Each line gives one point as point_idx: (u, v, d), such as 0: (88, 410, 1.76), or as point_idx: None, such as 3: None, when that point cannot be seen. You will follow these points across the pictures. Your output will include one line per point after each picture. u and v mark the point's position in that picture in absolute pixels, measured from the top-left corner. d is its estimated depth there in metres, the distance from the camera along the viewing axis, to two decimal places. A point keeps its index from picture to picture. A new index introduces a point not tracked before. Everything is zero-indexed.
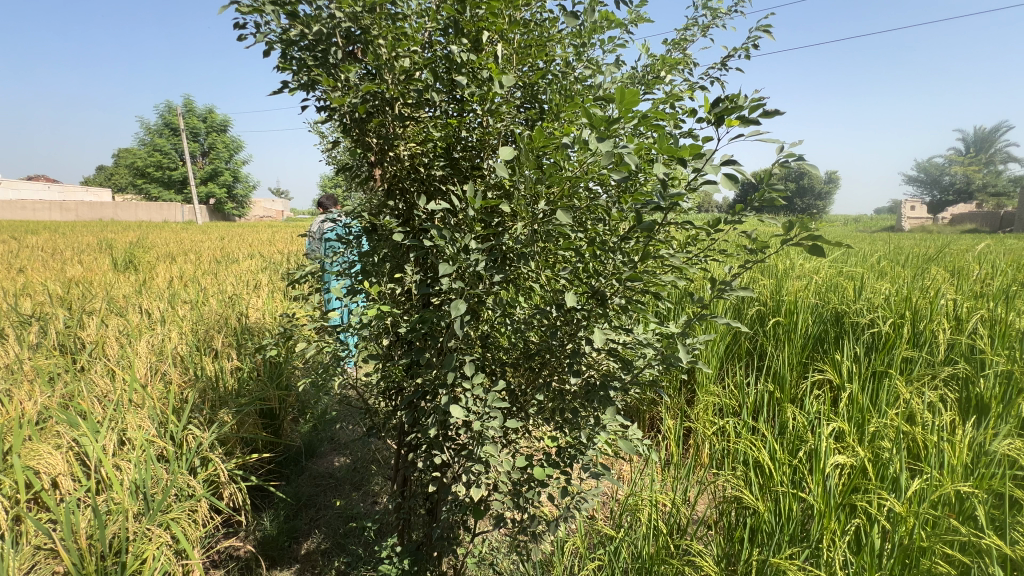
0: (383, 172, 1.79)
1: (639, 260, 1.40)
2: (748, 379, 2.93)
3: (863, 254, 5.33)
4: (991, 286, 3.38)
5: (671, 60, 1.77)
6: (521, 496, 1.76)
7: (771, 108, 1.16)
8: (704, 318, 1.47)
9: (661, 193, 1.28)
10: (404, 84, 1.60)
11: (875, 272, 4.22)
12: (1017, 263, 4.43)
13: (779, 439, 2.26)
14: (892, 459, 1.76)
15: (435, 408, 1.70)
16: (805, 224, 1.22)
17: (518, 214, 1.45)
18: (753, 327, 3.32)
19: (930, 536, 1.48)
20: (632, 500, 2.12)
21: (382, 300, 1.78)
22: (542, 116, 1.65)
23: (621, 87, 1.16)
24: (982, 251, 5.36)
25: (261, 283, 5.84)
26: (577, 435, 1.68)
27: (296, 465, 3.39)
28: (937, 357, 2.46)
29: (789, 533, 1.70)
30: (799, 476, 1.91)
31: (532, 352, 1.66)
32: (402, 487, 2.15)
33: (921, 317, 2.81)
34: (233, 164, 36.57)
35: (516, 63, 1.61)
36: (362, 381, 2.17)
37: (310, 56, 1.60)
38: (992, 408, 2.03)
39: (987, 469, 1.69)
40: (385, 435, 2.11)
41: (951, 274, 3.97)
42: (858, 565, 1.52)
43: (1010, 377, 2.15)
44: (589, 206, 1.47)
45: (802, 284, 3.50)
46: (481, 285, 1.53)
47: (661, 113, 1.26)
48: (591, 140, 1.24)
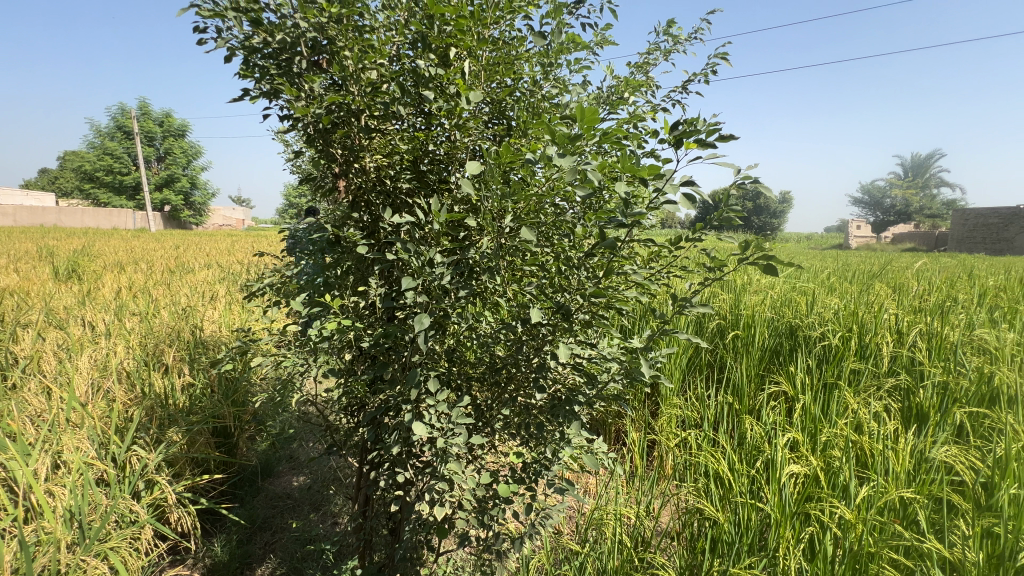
0: (348, 183, 1.76)
1: (604, 276, 1.42)
2: (709, 391, 3.01)
3: (816, 271, 5.61)
4: (928, 302, 3.61)
5: (634, 83, 1.85)
6: (486, 513, 1.72)
7: (728, 132, 1.21)
8: (667, 333, 1.49)
9: (624, 211, 1.31)
10: (370, 96, 1.59)
11: (826, 288, 4.45)
12: (950, 279, 4.77)
13: (739, 449, 2.32)
14: (843, 468, 1.84)
15: (398, 424, 1.66)
16: (760, 243, 1.28)
17: (484, 228, 1.45)
18: (713, 340, 3.43)
19: (876, 541, 1.54)
20: (597, 514, 2.13)
21: (345, 313, 1.75)
22: (509, 132, 1.69)
23: (583, 105, 1.19)
24: (919, 268, 5.74)
25: (218, 295, 5.60)
26: (542, 450, 1.67)
27: (251, 485, 3.24)
28: (882, 369, 2.61)
29: (748, 543, 1.74)
30: (757, 486, 1.97)
31: (499, 366, 1.63)
32: (363, 506, 2.09)
33: (867, 330, 2.98)
34: (190, 170, 35.14)
35: (485, 79, 1.65)
36: (324, 396, 2.11)
37: (273, 65, 1.57)
38: (931, 417, 2.16)
39: (928, 475, 1.78)
40: (346, 453, 2.05)
41: (893, 290, 4.22)
42: (813, 573, 1.57)
43: (946, 387, 2.31)
44: (555, 221, 1.49)
45: (759, 298, 3.65)
46: (447, 299, 1.53)
47: (622, 133, 1.31)
48: (556, 158, 1.27)
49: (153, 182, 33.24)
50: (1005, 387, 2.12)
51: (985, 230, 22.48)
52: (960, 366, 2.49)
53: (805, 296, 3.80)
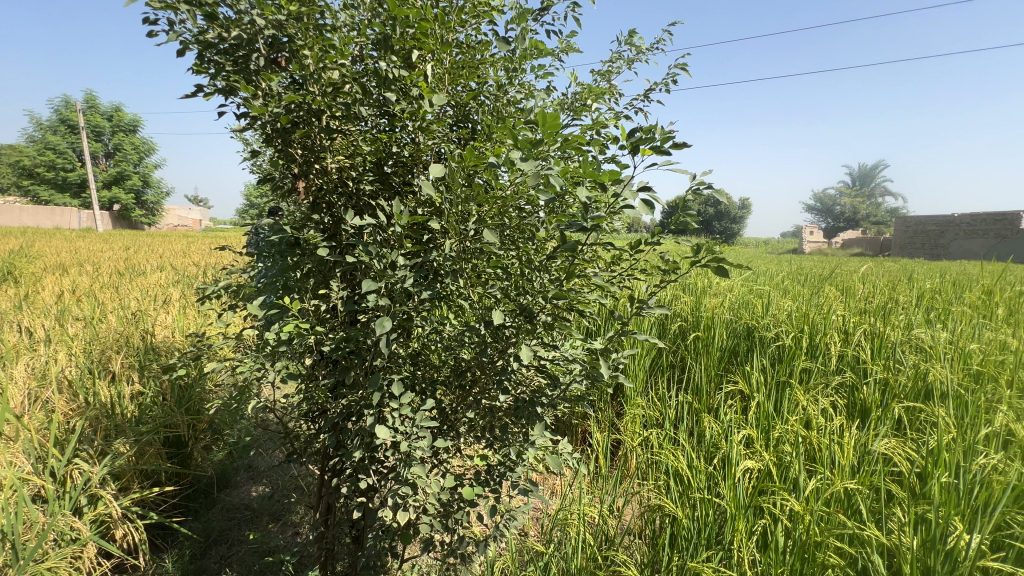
0: (308, 185, 1.73)
1: (566, 279, 1.45)
2: (670, 390, 3.09)
3: (772, 274, 5.87)
4: (872, 304, 3.83)
5: (597, 91, 1.91)
6: (450, 517, 1.71)
7: (682, 140, 1.25)
8: (627, 334, 1.53)
9: (584, 215, 1.34)
10: (331, 96, 1.56)
11: (780, 290, 4.66)
12: (892, 283, 5.08)
13: (698, 447, 2.40)
14: (793, 462, 1.93)
15: (360, 429, 1.64)
16: (712, 247, 1.33)
17: (447, 231, 1.45)
18: (675, 341, 3.53)
19: (822, 531, 1.63)
20: (562, 514, 2.15)
21: (305, 317, 1.71)
22: (474, 136, 1.70)
23: (544, 111, 1.22)
24: (865, 272, 6.09)
25: (172, 298, 5.35)
26: (506, 452, 1.68)
27: (206, 497, 3.10)
28: (830, 367, 2.75)
29: (705, 537, 1.80)
30: (714, 482, 2.04)
31: (463, 369, 1.64)
32: (325, 514, 2.04)
33: (817, 330, 3.14)
34: (142, 167, 33.41)
35: (449, 83, 1.66)
36: (283, 402, 2.05)
37: (229, 61, 1.52)
38: (873, 412, 2.30)
39: (869, 467, 1.89)
40: (307, 460, 2.00)
41: (841, 292, 4.46)
42: (765, 563, 1.64)
43: (886, 383, 2.46)
44: (519, 224, 1.51)
45: (718, 300, 3.79)
46: (410, 303, 1.53)
47: (583, 139, 1.34)
48: (518, 163, 1.29)
49: (101, 179, 31.43)
50: (937, 383, 2.28)
51: (924, 237, 24.06)
52: (899, 364, 2.65)
53: (760, 298, 3.97)
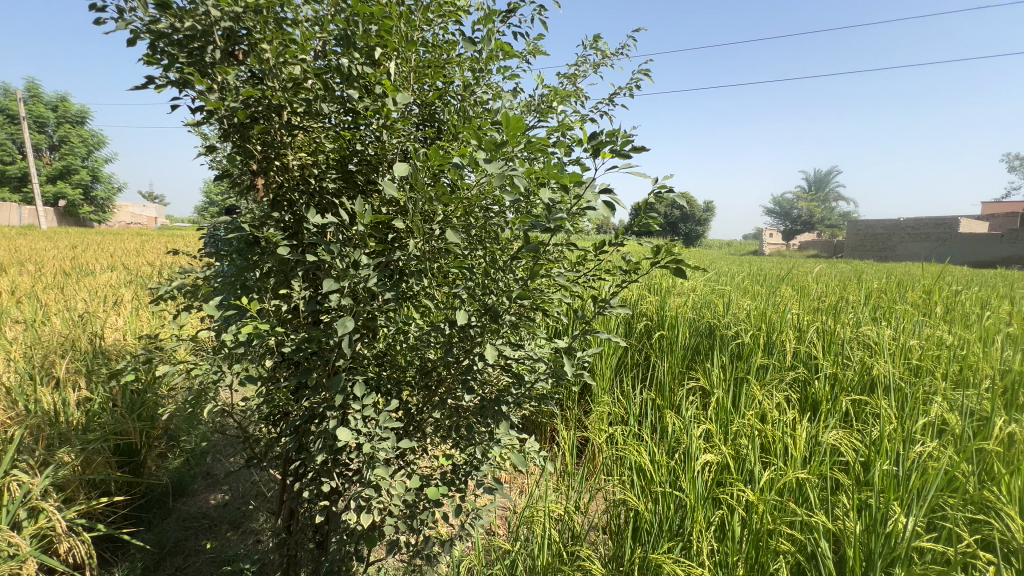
0: (268, 182, 1.69)
1: (530, 279, 1.46)
2: (636, 388, 3.17)
3: (734, 275, 6.07)
4: (825, 303, 4.03)
5: (562, 93, 1.95)
6: (415, 518, 1.70)
7: (641, 144, 1.30)
8: (590, 333, 1.56)
9: (548, 216, 1.37)
10: (292, 92, 1.53)
11: (741, 290, 4.84)
12: (844, 283, 5.35)
13: (661, 442, 2.47)
14: (749, 454, 2.01)
15: (322, 432, 1.61)
16: (670, 248, 1.38)
17: (412, 231, 1.45)
18: (640, 340, 3.62)
19: (775, 520, 1.70)
20: (529, 511, 2.17)
21: (265, 317, 1.66)
22: (440, 135, 1.72)
23: (507, 113, 1.23)
24: (819, 273, 6.39)
25: (123, 299, 5.10)
26: (471, 451, 1.68)
27: (160, 507, 2.97)
28: (785, 363, 2.88)
29: (667, 530, 1.85)
30: (675, 476, 2.10)
31: (429, 369, 1.64)
32: (287, 520, 1.99)
33: (773, 328, 3.27)
34: (91, 161, 31.62)
35: (414, 81, 1.65)
36: (243, 406, 1.99)
37: (182, 53, 1.47)
38: (823, 405, 2.42)
39: (818, 457, 2.00)
40: (267, 465, 1.95)
41: (797, 292, 4.66)
42: (721, 551, 1.70)
43: (835, 378, 2.59)
44: (484, 224, 1.52)
45: (682, 300, 3.90)
46: (373, 303, 1.51)
47: (546, 141, 1.36)
48: (482, 163, 1.30)
49: (45, 173, 29.56)
50: (881, 377, 2.42)
51: (874, 240, 25.42)
52: (847, 360, 2.80)
53: (721, 298, 4.11)
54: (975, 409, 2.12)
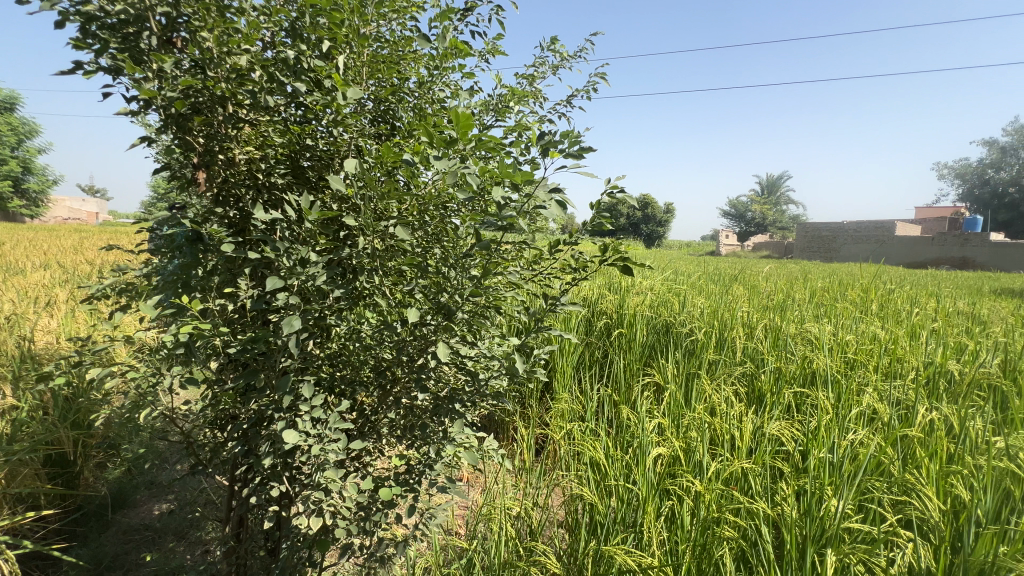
0: (211, 176, 1.62)
1: (482, 277, 1.47)
2: (595, 385, 3.23)
3: (691, 275, 6.28)
4: (773, 302, 4.23)
5: (519, 94, 1.97)
6: (368, 519, 1.67)
7: (588, 144, 1.34)
8: (542, 330, 1.59)
9: (499, 214, 1.38)
10: (236, 83, 1.48)
11: (696, 289, 5.01)
12: (792, 282, 5.63)
13: (616, 437, 2.53)
14: (697, 446, 2.09)
15: (270, 435, 1.56)
16: (617, 246, 1.42)
17: (363, 228, 1.42)
18: (600, 337, 3.69)
19: (720, 508, 1.77)
20: (486, 509, 2.18)
21: (208, 317, 1.59)
22: (395, 133, 1.72)
23: (457, 110, 1.24)
24: (770, 272, 6.70)
25: (57, 300, 4.76)
26: (426, 450, 1.67)
27: (97, 520, 2.80)
28: (734, 358, 3.01)
29: (620, 521, 1.90)
30: (628, 469, 2.16)
31: (383, 368, 1.65)
32: (234, 527, 1.92)
33: (724, 325, 3.41)
34: (23, 151, 29.33)
35: (367, 77, 1.63)
36: (186, 410, 1.90)
37: (115, 38, 1.38)
38: (768, 398, 2.54)
39: (761, 447, 2.10)
40: (213, 471, 1.87)
41: (748, 291, 4.87)
42: (671, 540, 1.77)
43: (779, 372, 2.73)
44: (437, 222, 1.51)
45: (640, 298, 4.00)
46: (323, 302, 1.48)
47: (497, 140, 1.37)
48: (433, 160, 1.30)
49: None
50: (819, 370, 2.57)
51: (821, 242, 26.87)
52: (790, 354, 2.96)
53: (678, 297, 4.25)
54: (901, 398, 2.29)
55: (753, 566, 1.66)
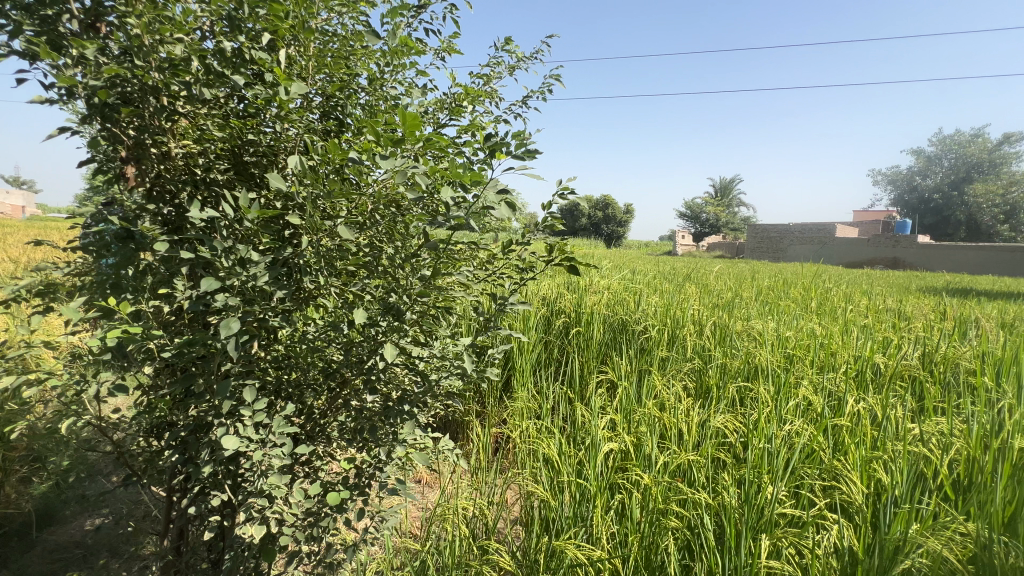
0: (143, 171, 1.53)
1: (431, 277, 1.47)
2: (552, 383, 3.27)
3: (647, 273, 6.45)
4: (722, 300, 4.42)
5: (472, 93, 1.97)
6: (316, 525, 1.63)
7: (534, 147, 1.41)
8: (492, 330, 1.61)
9: (448, 214, 1.38)
10: (169, 73, 1.40)
11: (652, 288, 5.17)
12: (741, 281, 5.89)
13: (571, 434, 2.57)
14: (646, 440, 2.16)
15: (209, 442, 1.49)
16: (563, 247, 1.47)
17: (308, 227, 1.39)
18: (558, 336, 3.74)
19: (667, 500, 1.84)
20: (440, 510, 2.17)
21: (140, 320, 1.50)
22: (343, 130, 1.67)
23: (404, 109, 1.23)
24: (722, 272, 6.98)
25: None
26: (375, 453, 1.65)
27: (19, 540, 2.59)
28: (684, 355, 3.13)
29: (572, 516, 1.94)
30: (581, 465, 2.21)
31: (331, 371, 1.63)
32: (172, 540, 1.82)
33: (676, 323, 3.54)
34: None
35: (314, 72, 1.59)
36: (118, 419, 1.79)
37: (30, 20, 1.28)
38: (714, 393, 2.66)
39: (706, 440, 2.19)
40: (149, 482, 1.77)
41: (700, 289, 5.06)
42: (620, 533, 1.82)
43: (725, 367, 2.86)
44: (385, 222, 1.49)
45: (597, 297, 4.09)
46: (265, 303, 1.43)
47: (446, 140, 1.37)
48: (379, 159, 1.29)
49: None
50: (761, 364, 2.71)
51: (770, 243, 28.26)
52: (735, 350, 3.10)
53: (633, 295, 4.37)
54: (833, 389, 2.45)
55: (696, 554, 1.73)
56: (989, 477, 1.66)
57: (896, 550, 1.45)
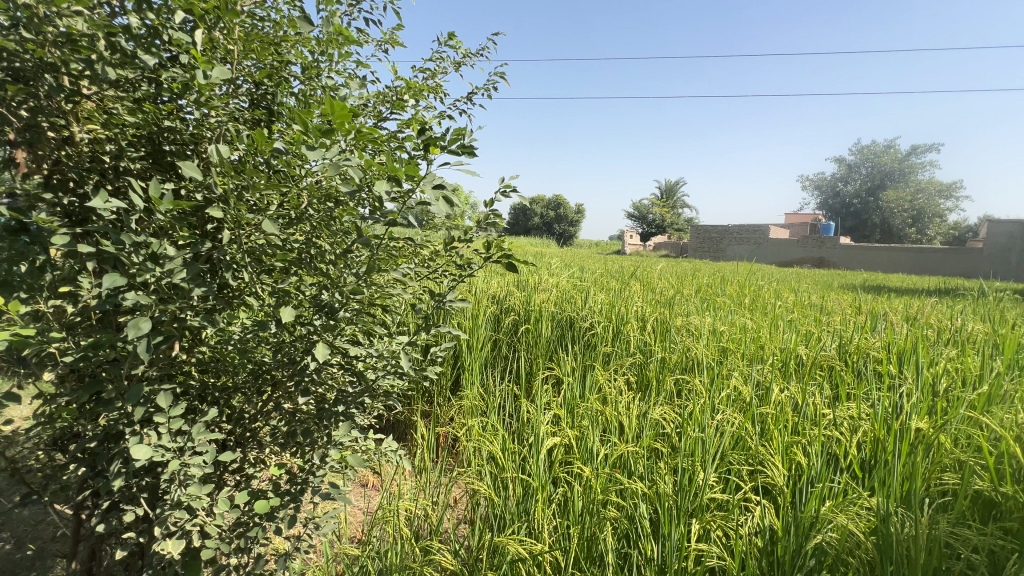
0: (40, 157, 1.38)
1: (366, 274, 1.43)
2: (499, 380, 3.27)
3: (595, 272, 6.61)
4: (664, 297, 4.60)
5: (414, 87, 1.93)
6: (244, 536, 1.55)
7: (469, 141, 1.44)
8: (430, 328, 1.60)
9: (382, 209, 1.34)
10: (68, 50, 1.27)
11: (599, 286, 5.29)
12: (683, 279, 6.16)
13: (516, 431, 2.59)
14: (588, 434, 2.21)
15: (120, 454, 1.37)
16: (499, 245, 1.52)
17: (231, 221, 1.31)
18: (507, 334, 3.76)
19: (606, 491, 1.89)
20: (381, 513, 2.12)
21: (36, 322, 1.36)
22: (273, 120, 1.59)
23: (332, 99, 1.20)
24: (666, 270, 7.27)
25: None
26: (309, 457, 1.59)
27: None
28: (627, 350, 3.23)
29: (515, 513, 1.95)
30: (525, 461, 2.22)
31: (261, 372, 1.56)
32: (81, 561, 1.67)
33: (619, 319, 3.64)
34: None
35: (240, 57, 1.50)
36: (14, 431, 1.61)
37: None
38: (653, 386, 2.76)
39: (646, 432, 2.26)
40: (52, 500, 1.61)
41: (644, 287, 5.25)
42: (561, 526, 1.85)
43: (665, 361, 2.97)
44: (316, 217, 1.44)
45: (545, 294, 4.13)
46: (183, 302, 1.33)
47: (378, 133, 1.35)
48: (306, 150, 1.24)
49: None
50: (697, 358, 2.84)
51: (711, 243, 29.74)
52: (674, 344, 3.23)
53: (580, 293, 4.45)
54: (760, 379, 2.61)
55: (633, 543, 1.79)
56: (889, 456, 1.83)
57: (811, 526, 1.57)
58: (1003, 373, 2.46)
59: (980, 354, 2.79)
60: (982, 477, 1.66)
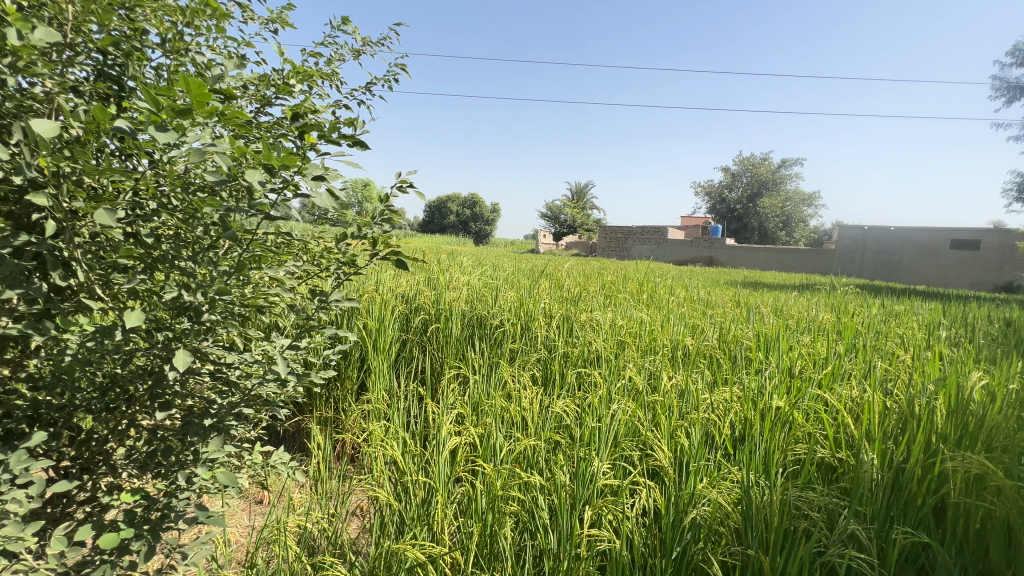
0: None
1: (236, 273, 1.30)
2: (405, 382, 3.18)
3: (509, 270, 6.69)
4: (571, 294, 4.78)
5: (300, 71, 1.79)
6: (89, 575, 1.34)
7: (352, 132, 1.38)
8: (314, 328, 1.54)
9: (252, 201, 1.22)
10: None
11: (510, 283, 5.36)
12: (591, 277, 6.45)
13: (419, 432, 2.52)
14: (491, 431, 2.22)
15: None
16: (387, 241, 1.58)
17: (62, 211, 1.11)
18: (414, 333, 3.65)
19: (506, 486, 1.91)
20: (268, 530, 1.96)
21: None
22: (124, 96, 1.38)
23: (189, 76, 1.07)
24: (575, 268, 7.56)
25: None
26: (172, 477, 1.42)
27: None
28: (533, 346, 3.29)
29: (414, 517, 1.90)
30: (427, 462, 2.17)
31: (109, 386, 1.36)
32: None
33: (527, 317, 3.71)
34: None
35: (77, 19, 1.28)
36: None
37: None
38: (556, 380, 2.84)
39: (547, 425, 2.32)
40: None
41: (553, 284, 5.41)
42: (462, 525, 1.83)
43: (568, 356, 3.07)
44: (175, 209, 1.27)
45: (456, 292, 4.09)
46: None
47: (249, 117, 1.22)
48: (155, 132, 1.08)
49: None
50: (597, 351, 2.98)
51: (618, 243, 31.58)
52: (576, 339, 3.36)
53: (491, 291, 4.47)
54: (652, 370, 2.80)
55: (532, 534, 1.83)
56: (754, 433, 2.06)
57: (689, 502, 1.71)
58: (843, 355, 2.89)
59: (827, 339, 3.26)
60: (824, 446, 1.92)
